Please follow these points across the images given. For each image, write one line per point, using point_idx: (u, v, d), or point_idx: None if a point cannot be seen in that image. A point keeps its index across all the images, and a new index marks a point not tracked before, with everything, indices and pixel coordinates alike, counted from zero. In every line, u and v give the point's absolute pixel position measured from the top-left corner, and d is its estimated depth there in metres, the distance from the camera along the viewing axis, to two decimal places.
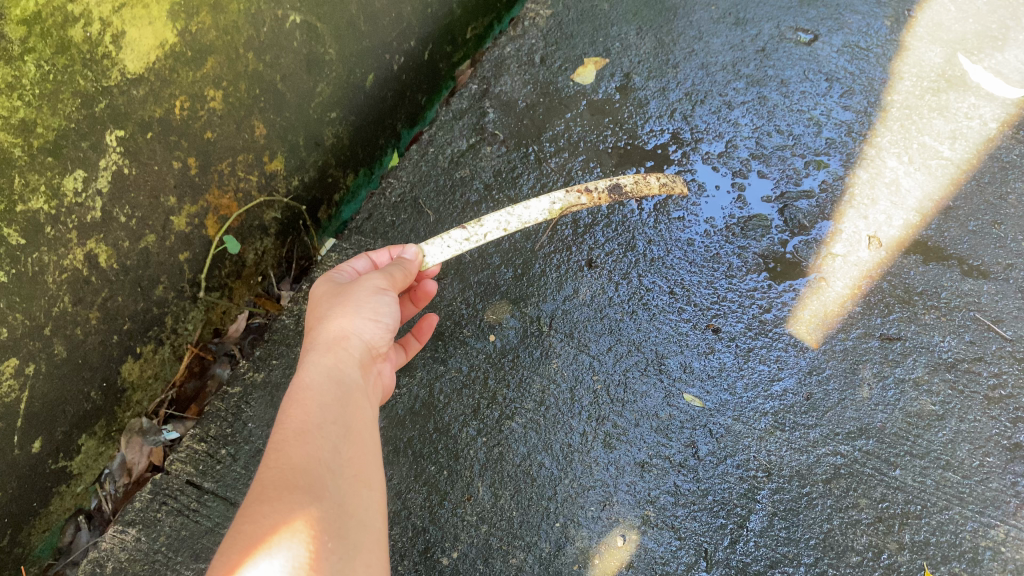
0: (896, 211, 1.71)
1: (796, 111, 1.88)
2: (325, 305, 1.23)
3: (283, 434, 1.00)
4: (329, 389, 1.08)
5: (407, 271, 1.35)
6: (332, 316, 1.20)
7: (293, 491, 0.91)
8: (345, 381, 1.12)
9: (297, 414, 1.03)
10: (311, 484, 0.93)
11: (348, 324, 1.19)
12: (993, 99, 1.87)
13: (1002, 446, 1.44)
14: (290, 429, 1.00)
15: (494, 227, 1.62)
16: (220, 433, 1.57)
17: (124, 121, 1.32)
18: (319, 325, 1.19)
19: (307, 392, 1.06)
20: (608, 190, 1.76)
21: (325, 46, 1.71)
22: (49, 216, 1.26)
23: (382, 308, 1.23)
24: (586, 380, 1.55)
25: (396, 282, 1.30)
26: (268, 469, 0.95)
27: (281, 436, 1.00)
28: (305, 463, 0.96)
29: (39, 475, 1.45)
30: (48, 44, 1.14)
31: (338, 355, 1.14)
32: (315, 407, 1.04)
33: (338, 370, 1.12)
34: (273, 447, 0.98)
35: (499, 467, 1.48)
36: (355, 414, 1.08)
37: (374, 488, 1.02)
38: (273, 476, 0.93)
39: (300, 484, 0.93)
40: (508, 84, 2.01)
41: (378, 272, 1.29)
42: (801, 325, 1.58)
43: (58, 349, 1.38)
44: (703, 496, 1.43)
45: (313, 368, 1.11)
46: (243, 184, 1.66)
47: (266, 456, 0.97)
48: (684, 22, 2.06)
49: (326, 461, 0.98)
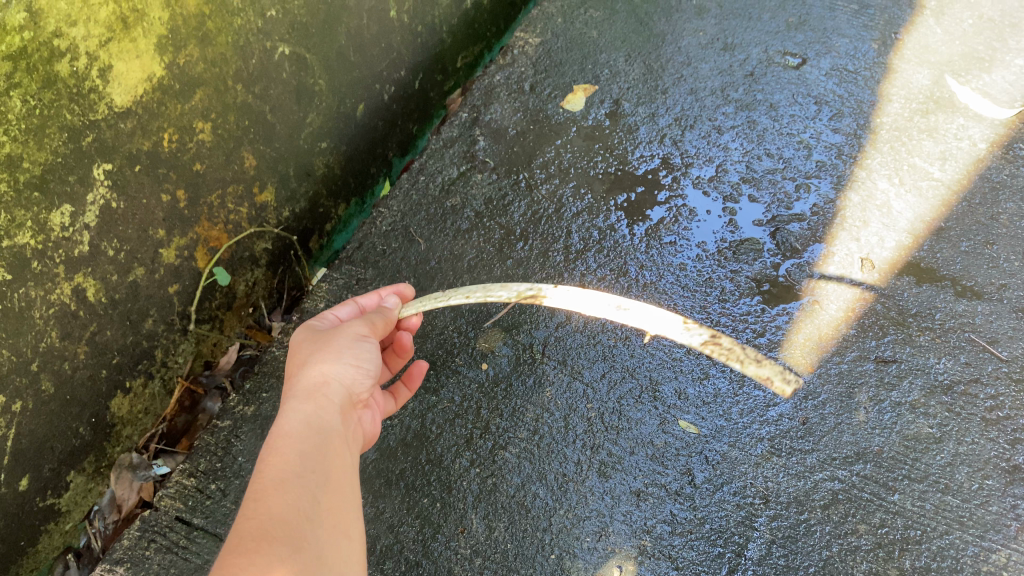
0: (888, 233, 1.71)
1: (786, 134, 1.89)
2: (304, 352, 1.21)
3: (262, 484, 0.98)
4: (307, 437, 1.06)
5: (388, 318, 1.34)
6: (312, 362, 1.17)
7: (271, 542, 0.89)
8: (326, 429, 1.10)
9: (275, 463, 1.01)
10: (289, 536, 0.92)
11: (328, 371, 1.16)
12: (981, 120, 1.88)
13: (1001, 468, 1.42)
14: (268, 478, 0.98)
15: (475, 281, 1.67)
16: (209, 468, 1.55)
17: (111, 154, 1.31)
18: (298, 372, 1.17)
19: (286, 442, 1.04)
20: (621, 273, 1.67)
21: (314, 77, 1.72)
22: (36, 251, 1.25)
23: (363, 354, 1.21)
24: (580, 408, 1.53)
25: (377, 329, 1.29)
26: (246, 521, 0.93)
27: (258, 487, 0.97)
28: (284, 514, 0.94)
29: (27, 513, 1.43)
30: (34, 79, 1.14)
31: (318, 403, 1.12)
32: (294, 456, 1.02)
33: (318, 420, 1.10)
34: (251, 498, 0.96)
35: (493, 499, 1.46)
36: (336, 462, 1.07)
37: (352, 539, 1.01)
38: (250, 528, 0.91)
39: (278, 536, 0.91)
40: (498, 112, 2.02)
41: (360, 319, 1.28)
42: (795, 349, 1.57)
43: (45, 385, 1.36)
44: (700, 524, 1.40)
45: (292, 416, 1.09)
46: (233, 216, 1.65)
47: (243, 507, 0.94)
48: (673, 48, 2.08)
49: (305, 510, 0.96)
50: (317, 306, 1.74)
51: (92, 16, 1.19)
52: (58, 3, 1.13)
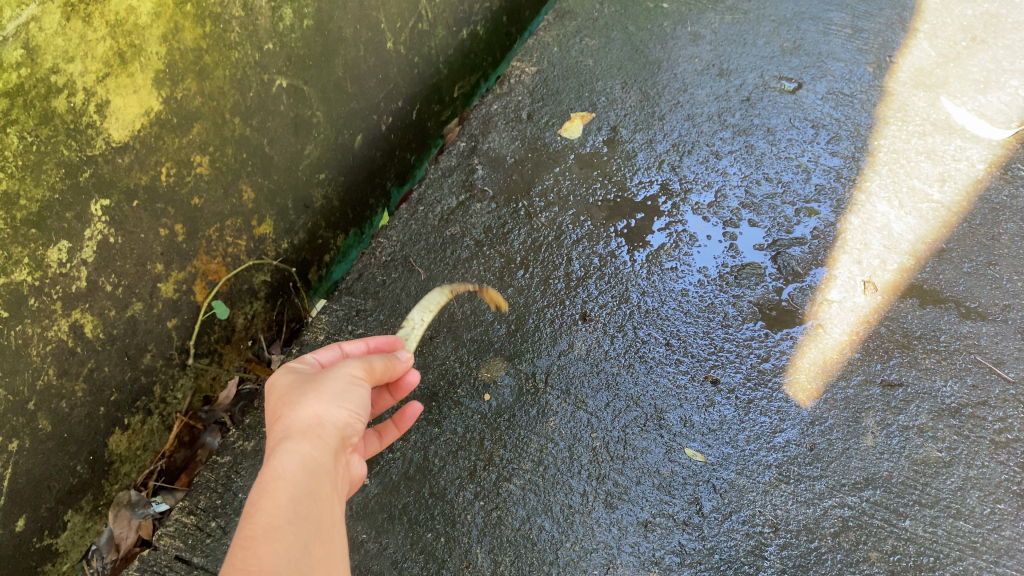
0: (890, 255, 1.71)
1: (784, 158, 1.90)
2: (297, 391, 1.13)
3: (252, 531, 0.90)
4: (303, 481, 0.99)
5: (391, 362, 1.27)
6: (306, 402, 1.09)
7: None
8: (320, 472, 1.02)
9: (266, 508, 0.93)
10: None
11: (324, 411, 1.09)
12: (979, 141, 1.90)
13: (1013, 492, 1.40)
14: (260, 524, 0.91)
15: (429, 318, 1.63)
16: (209, 505, 1.52)
17: (109, 190, 1.31)
18: (292, 411, 1.09)
19: (280, 484, 0.96)
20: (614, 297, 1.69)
21: (312, 109, 1.72)
22: (33, 288, 1.23)
23: (356, 399, 1.14)
24: (585, 438, 1.51)
25: (375, 373, 1.22)
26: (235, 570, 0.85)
27: (249, 533, 0.90)
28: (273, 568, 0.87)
29: (24, 555, 1.40)
30: (32, 115, 1.13)
31: (315, 444, 1.04)
32: (288, 500, 0.95)
33: (313, 461, 1.02)
34: (241, 547, 0.88)
35: (498, 532, 1.42)
36: (328, 510, 1.00)
37: None
38: None
39: None
40: (496, 140, 2.02)
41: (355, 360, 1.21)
42: (800, 375, 1.56)
43: (43, 423, 1.34)
44: (709, 555, 1.37)
45: (287, 455, 1.01)
46: (232, 249, 1.64)
47: (233, 557, 0.87)
48: (669, 75, 2.11)
49: (295, 564, 0.90)
50: (317, 338, 1.71)
51: (89, 52, 1.19)
52: (55, 39, 1.13)
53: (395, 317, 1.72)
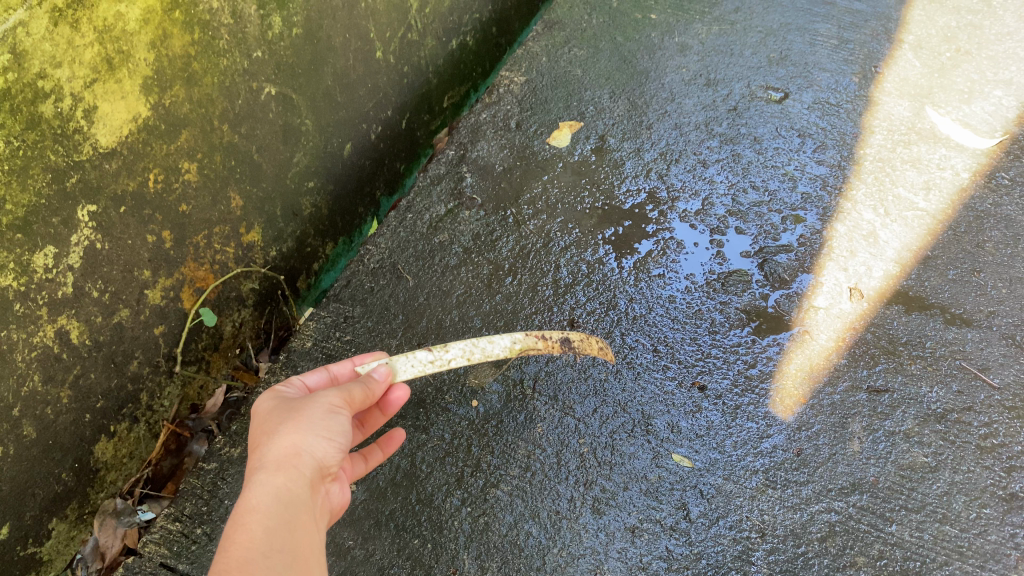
0: (876, 262, 1.72)
1: (771, 166, 1.91)
2: (275, 420, 1.11)
3: (226, 566, 0.91)
4: (278, 513, 0.99)
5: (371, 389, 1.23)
6: (283, 431, 1.08)
7: None
8: (295, 504, 1.02)
9: (240, 542, 0.94)
10: None
11: (302, 441, 1.07)
12: (963, 150, 1.92)
13: (998, 497, 1.41)
14: (233, 558, 0.92)
15: (459, 354, 1.54)
16: (195, 512, 1.51)
17: (96, 196, 1.31)
18: (269, 441, 1.07)
19: (253, 518, 0.97)
20: (603, 306, 1.69)
21: (301, 117, 1.73)
22: (18, 293, 1.23)
23: (338, 425, 1.12)
24: (572, 444, 1.50)
25: (356, 401, 1.18)
26: None
27: (222, 569, 0.90)
28: None
29: (7, 563, 1.39)
30: (18, 119, 1.13)
31: (290, 475, 1.03)
32: (262, 534, 0.96)
33: (288, 494, 1.02)
34: None
35: (485, 538, 1.41)
36: (304, 539, 1.00)
37: None
38: None
39: None
40: (485, 149, 2.03)
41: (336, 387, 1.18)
42: (786, 381, 1.56)
43: (27, 430, 1.33)
44: (697, 560, 1.37)
45: (260, 489, 1.00)
46: (220, 256, 1.64)
47: None
48: (656, 85, 2.13)
49: None
50: (305, 345, 1.70)
51: (77, 57, 1.19)
52: (43, 44, 1.13)
53: (383, 323, 1.71)
